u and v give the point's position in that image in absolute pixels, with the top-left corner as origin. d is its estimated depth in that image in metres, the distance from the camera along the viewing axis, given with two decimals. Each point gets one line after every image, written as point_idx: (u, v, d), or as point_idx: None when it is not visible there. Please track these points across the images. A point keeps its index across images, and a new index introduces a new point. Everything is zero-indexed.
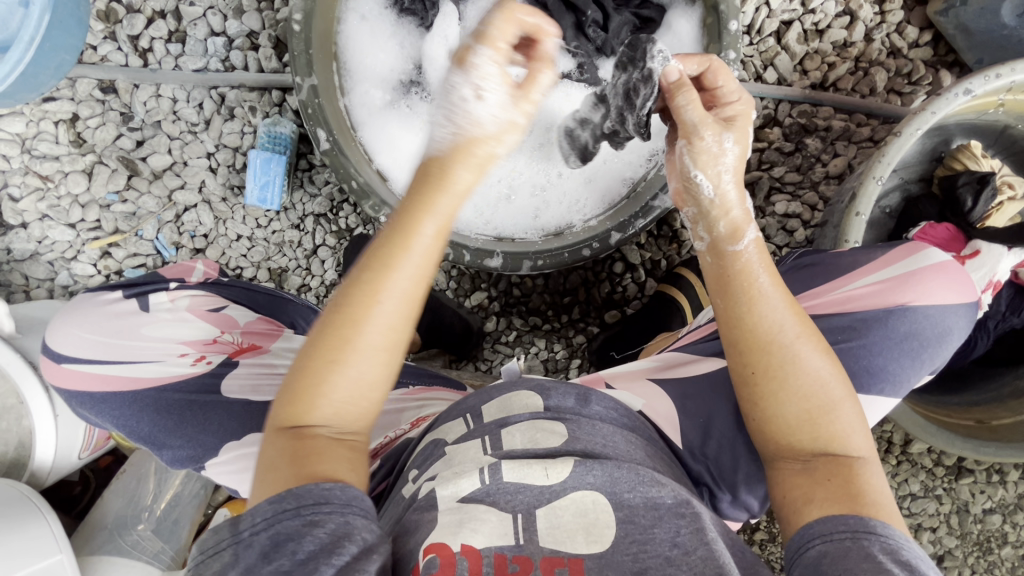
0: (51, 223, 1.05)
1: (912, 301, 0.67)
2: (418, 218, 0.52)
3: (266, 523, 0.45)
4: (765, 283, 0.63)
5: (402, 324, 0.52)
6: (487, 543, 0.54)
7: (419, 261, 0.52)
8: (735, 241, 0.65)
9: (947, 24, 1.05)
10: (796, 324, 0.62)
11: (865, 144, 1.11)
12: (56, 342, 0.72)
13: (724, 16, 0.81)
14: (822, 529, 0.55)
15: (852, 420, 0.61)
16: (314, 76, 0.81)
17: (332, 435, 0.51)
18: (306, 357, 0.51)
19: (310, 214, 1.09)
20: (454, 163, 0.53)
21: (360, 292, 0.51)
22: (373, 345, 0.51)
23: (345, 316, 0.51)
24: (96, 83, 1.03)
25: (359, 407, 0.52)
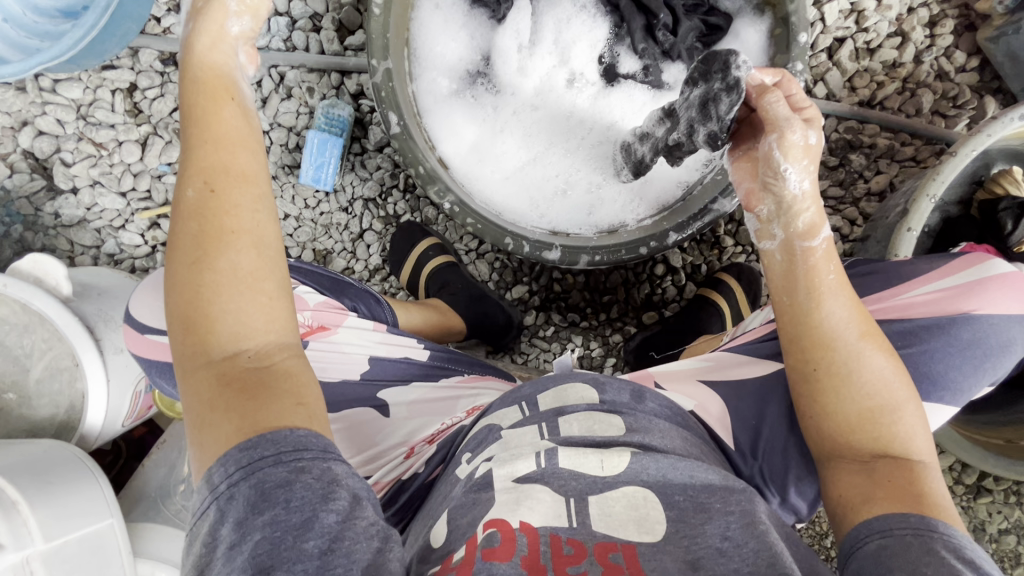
0: (102, 191, 1.05)
1: (976, 309, 0.68)
2: (207, 112, 0.57)
3: (243, 472, 0.44)
4: (832, 279, 0.65)
5: (253, 204, 0.53)
6: (543, 522, 0.54)
7: (239, 129, 0.57)
8: (808, 238, 0.66)
9: (996, 51, 1.07)
10: (858, 322, 0.64)
11: (908, 164, 1.12)
12: (139, 313, 0.70)
13: (794, 27, 0.81)
14: (882, 526, 0.55)
15: (913, 423, 0.62)
16: (388, 60, 0.81)
17: (252, 355, 0.50)
18: (182, 293, 0.50)
19: (360, 198, 1.09)
20: (209, 61, 0.60)
21: (198, 198, 0.52)
22: (237, 236, 0.51)
23: (197, 219, 0.52)
24: (158, 55, 1.04)
25: (265, 313, 0.51)
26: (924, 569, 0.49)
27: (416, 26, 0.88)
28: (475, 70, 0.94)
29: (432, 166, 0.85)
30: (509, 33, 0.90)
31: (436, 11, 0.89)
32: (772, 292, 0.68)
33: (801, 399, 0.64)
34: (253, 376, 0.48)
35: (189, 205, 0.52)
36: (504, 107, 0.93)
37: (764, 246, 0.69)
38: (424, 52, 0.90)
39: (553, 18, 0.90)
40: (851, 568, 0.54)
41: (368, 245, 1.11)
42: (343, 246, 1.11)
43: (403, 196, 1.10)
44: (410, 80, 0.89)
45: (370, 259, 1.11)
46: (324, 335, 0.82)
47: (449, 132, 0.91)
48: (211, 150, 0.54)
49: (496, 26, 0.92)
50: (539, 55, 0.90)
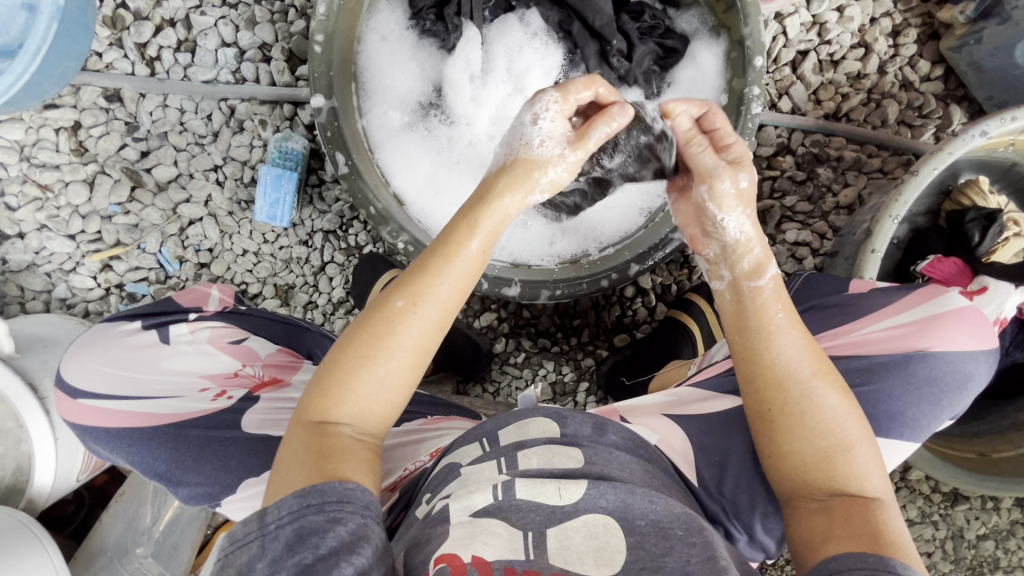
0: (49, 234, 1.02)
1: (933, 347, 0.69)
2: (464, 236, 0.58)
3: (291, 516, 0.47)
4: (781, 316, 0.63)
5: (433, 333, 0.56)
6: (497, 556, 0.52)
7: (466, 269, 0.58)
8: (755, 278, 0.64)
9: (960, 61, 1.06)
10: (812, 361, 0.62)
11: (876, 175, 1.11)
12: (71, 375, 0.67)
13: (749, 52, 0.79)
14: (838, 565, 0.53)
15: (868, 460, 0.60)
16: (334, 98, 0.79)
17: (355, 434, 0.55)
18: (341, 356, 0.55)
19: (319, 230, 1.06)
20: (501, 185, 0.60)
21: (402, 296, 0.55)
22: (405, 350, 0.55)
23: (386, 319, 0.55)
24: (101, 91, 1.00)
25: (381, 412, 0.56)
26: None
27: (363, 59, 0.86)
28: (427, 101, 0.91)
29: (385, 205, 0.82)
30: (459, 63, 0.86)
31: (383, 42, 0.87)
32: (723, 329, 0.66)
33: (760, 438, 0.63)
34: (349, 453, 0.53)
35: (392, 312, 0.55)
36: (460, 140, 0.90)
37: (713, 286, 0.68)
38: (374, 85, 0.87)
39: (505, 46, 0.87)
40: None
41: (331, 278, 1.07)
42: (305, 280, 1.07)
43: (364, 227, 1.07)
44: (359, 115, 0.85)
45: (333, 292, 1.07)
46: (275, 387, 0.69)
47: (402, 166, 0.88)
48: (432, 277, 0.56)
49: (447, 56, 0.89)
50: (492, 85, 0.87)
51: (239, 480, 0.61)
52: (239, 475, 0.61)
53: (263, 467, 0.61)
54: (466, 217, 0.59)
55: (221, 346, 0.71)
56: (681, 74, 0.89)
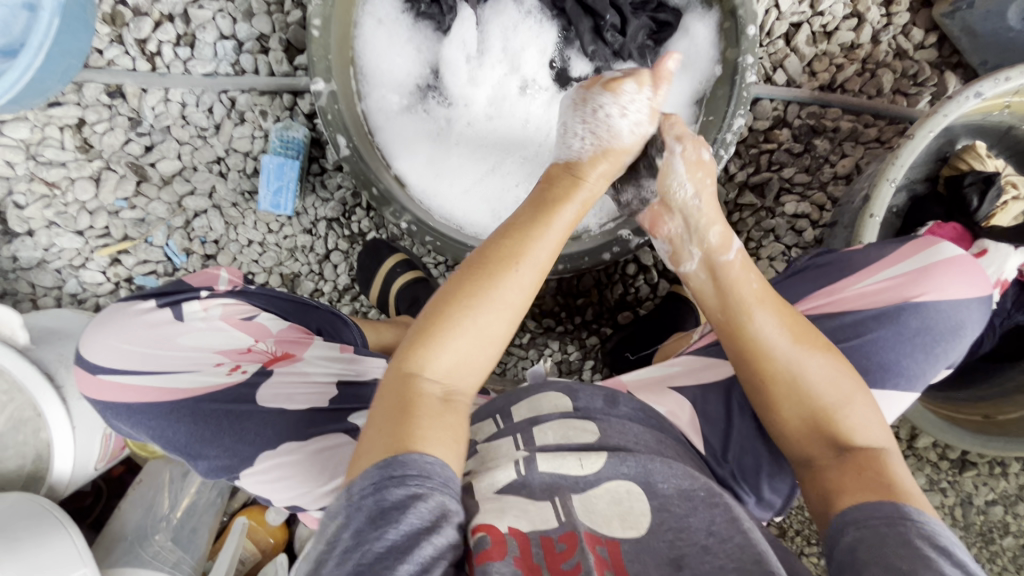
0: (58, 231, 1.03)
1: (925, 295, 0.71)
2: (561, 204, 0.61)
3: (373, 488, 0.46)
4: (756, 286, 0.65)
5: (529, 292, 0.57)
6: (531, 527, 0.50)
7: (561, 235, 0.60)
8: (725, 251, 0.67)
9: (953, 26, 1.06)
10: (790, 328, 0.63)
11: (873, 145, 1.12)
12: (91, 352, 0.67)
13: (741, 21, 0.80)
14: (856, 517, 0.53)
15: (865, 414, 0.61)
16: (334, 82, 0.80)
17: (442, 395, 0.53)
18: (443, 310, 0.55)
19: (322, 219, 1.07)
20: (586, 165, 0.65)
21: (507, 249, 0.57)
22: (506, 305, 0.56)
23: (487, 274, 0.56)
24: (103, 88, 1.01)
25: (470, 370, 0.55)
26: (900, 565, 0.47)
27: (360, 44, 0.87)
28: (425, 84, 0.92)
29: (388, 186, 0.83)
30: (456, 45, 0.88)
31: (380, 26, 0.88)
32: (708, 313, 0.67)
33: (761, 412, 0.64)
34: (432, 412, 0.51)
35: (491, 266, 0.56)
36: (458, 121, 0.92)
37: (685, 269, 0.70)
38: (372, 69, 0.88)
39: (500, 26, 0.89)
40: (832, 564, 0.52)
41: (336, 265, 1.09)
42: (311, 268, 1.09)
43: (367, 213, 1.08)
44: (358, 99, 0.87)
45: (338, 279, 1.09)
46: (288, 363, 0.69)
47: (403, 147, 0.89)
48: (531, 238, 0.58)
49: (442, 38, 0.90)
50: (488, 66, 0.89)
51: (257, 452, 0.63)
52: (257, 447, 0.63)
53: (284, 438, 0.63)
54: (560, 195, 0.62)
55: (233, 322, 0.70)
56: (675, 47, 0.89)
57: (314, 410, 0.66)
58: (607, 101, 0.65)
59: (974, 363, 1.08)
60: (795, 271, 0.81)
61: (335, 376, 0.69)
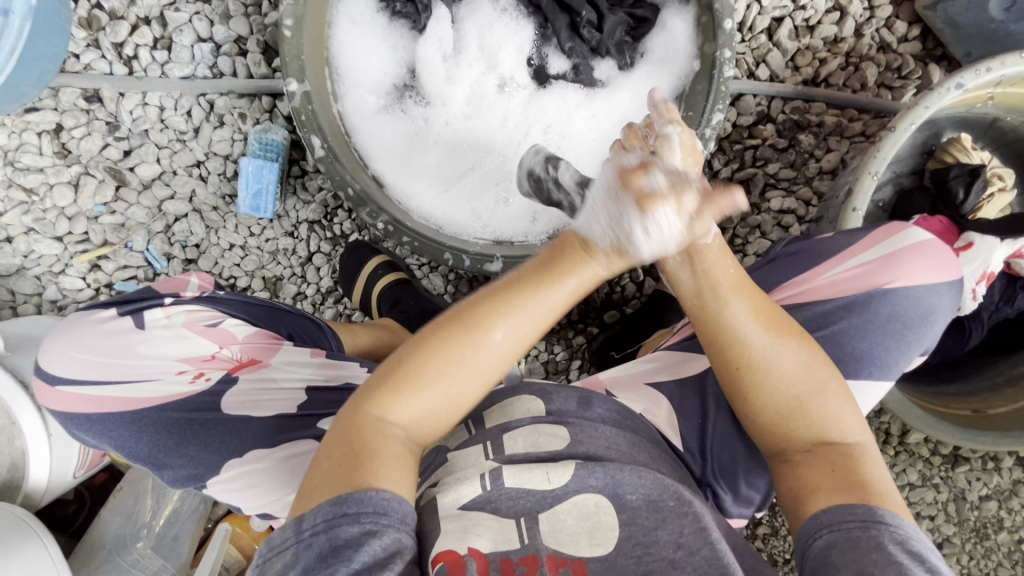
0: (37, 237, 1.03)
1: (894, 282, 0.70)
2: (565, 270, 0.55)
3: (325, 525, 0.46)
4: (733, 275, 0.59)
5: (509, 358, 0.55)
6: (493, 547, 0.49)
7: (556, 305, 0.55)
8: (702, 234, 0.58)
9: (935, 18, 1.05)
10: (766, 319, 0.59)
11: (858, 139, 1.11)
12: (49, 363, 0.66)
13: (718, 15, 0.79)
14: (828, 519, 0.52)
15: (839, 406, 0.59)
16: (307, 82, 0.79)
17: (404, 439, 0.53)
18: (421, 359, 0.53)
19: (303, 221, 1.07)
20: (603, 254, 0.56)
21: (495, 314, 0.54)
22: (479, 371, 0.54)
23: (468, 335, 0.53)
24: (80, 92, 1.01)
25: (435, 415, 0.54)
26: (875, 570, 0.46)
27: (335, 43, 0.86)
28: (402, 83, 0.91)
29: (364, 187, 0.82)
30: (431, 43, 0.88)
31: (355, 26, 0.87)
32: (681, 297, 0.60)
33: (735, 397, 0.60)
34: (384, 453, 0.51)
35: (469, 328, 0.53)
36: (435, 120, 0.91)
37: (664, 260, 0.60)
38: (347, 69, 0.87)
39: (475, 24, 0.88)
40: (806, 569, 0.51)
41: (318, 268, 1.08)
42: (293, 271, 1.08)
43: (348, 215, 1.07)
44: (334, 99, 0.86)
45: (321, 282, 1.09)
46: (254, 368, 0.69)
47: (380, 146, 0.88)
48: (523, 303, 0.54)
49: (418, 37, 0.90)
50: (464, 64, 0.89)
51: (222, 461, 0.63)
52: (222, 456, 0.63)
53: (251, 446, 0.63)
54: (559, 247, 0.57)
55: (197, 329, 0.68)
56: (653, 42, 0.89)
57: (282, 417, 0.65)
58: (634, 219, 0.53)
59: (965, 358, 1.07)
60: (766, 260, 0.81)
61: (305, 382, 0.69)
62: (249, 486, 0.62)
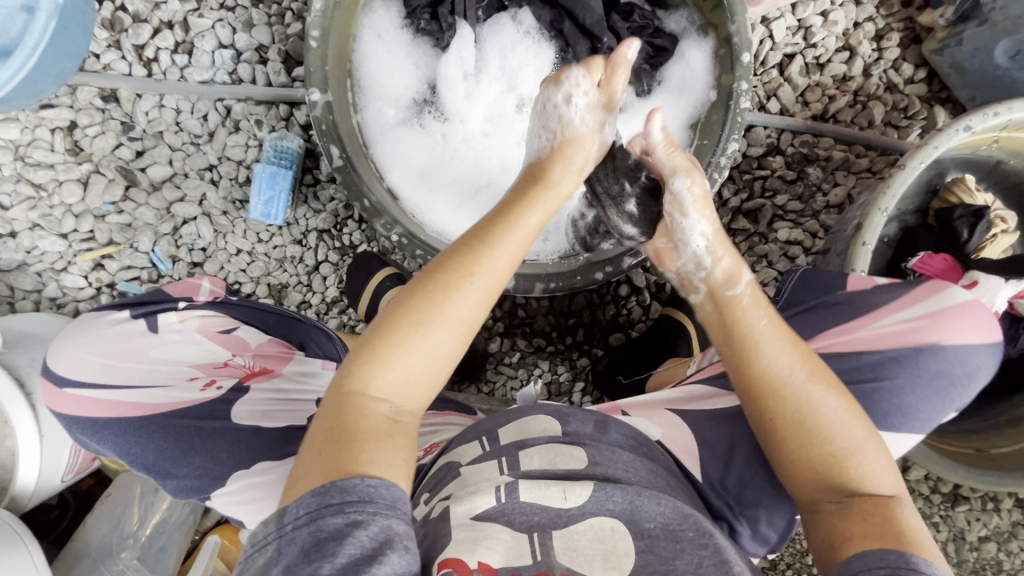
0: (41, 233, 1.02)
1: (943, 340, 0.70)
2: (524, 211, 0.61)
3: (309, 517, 0.45)
4: (763, 324, 0.65)
5: (484, 304, 0.57)
6: (504, 564, 0.48)
7: (519, 245, 0.60)
8: (730, 287, 0.69)
9: (942, 62, 1.08)
10: (803, 365, 0.62)
11: (864, 175, 1.12)
12: (59, 365, 0.65)
13: (738, 48, 0.80)
14: (868, 564, 0.51)
15: (878, 461, 0.59)
16: (329, 93, 0.79)
17: (389, 412, 0.53)
18: (398, 319, 0.54)
19: (313, 230, 1.06)
20: (553, 162, 0.68)
21: (462, 261, 0.56)
22: (454, 320, 0.55)
23: (442, 285, 0.55)
24: (97, 92, 1.01)
25: (417, 380, 0.54)
26: None
27: (359, 56, 0.87)
28: (422, 98, 0.92)
29: (379, 199, 0.82)
30: (453, 61, 0.89)
31: (379, 41, 0.88)
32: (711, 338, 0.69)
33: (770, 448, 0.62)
34: (368, 427, 0.51)
35: (445, 278, 0.55)
36: (453, 136, 0.92)
37: (693, 299, 0.74)
38: (369, 82, 0.88)
39: (498, 45, 0.90)
40: None
41: (324, 277, 1.07)
42: (299, 279, 1.08)
43: (358, 226, 1.07)
44: (354, 112, 0.86)
45: (326, 292, 1.08)
46: (266, 378, 0.68)
47: (397, 160, 0.89)
48: (488, 250, 0.58)
49: (441, 54, 0.91)
50: (485, 83, 0.90)
51: (228, 472, 0.60)
52: (228, 467, 0.60)
53: (258, 458, 0.61)
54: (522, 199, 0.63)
55: (210, 335, 0.69)
56: (672, 71, 0.91)
57: (289, 428, 0.64)
58: (554, 95, 0.70)
59: None
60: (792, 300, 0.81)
61: (314, 394, 0.67)
62: (251, 501, 0.59)
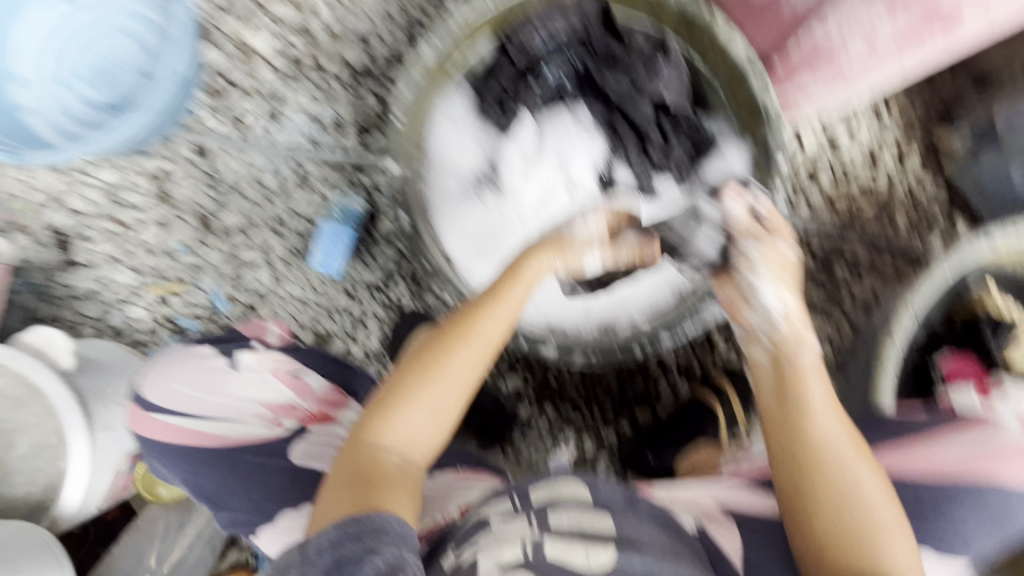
0: (119, 267, 1.11)
1: (1006, 476, 0.69)
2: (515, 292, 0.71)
3: (331, 546, 0.50)
4: (821, 394, 0.68)
5: (479, 372, 0.66)
6: None
7: (510, 322, 0.69)
8: (795, 348, 0.74)
9: (963, 179, 1.16)
10: (851, 435, 0.65)
11: (891, 278, 1.20)
12: (146, 390, 0.68)
13: (776, 150, 0.84)
14: None
15: (906, 554, 0.59)
16: (406, 167, 0.90)
17: (399, 460, 0.61)
18: (410, 379, 0.64)
19: (363, 284, 1.13)
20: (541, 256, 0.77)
21: (466, 331, 0.67)
22: (454, 382, 0.64)
23: (449, 352, 0.65)
24: (192, 146, 1.11)
25: (425, 434, 0.63)
26: None
27: (431, 134, 0.95)
28: (481, 175, 1.02)
29: (438, 262, 0.92)
30: (515, 146, 1.00)
31: (451, 123, 0.97)
32: (762, 399, 0.72)
33: (789, 512, 0.63)
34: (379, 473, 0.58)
35: (449, 346, 0.65)
36: (507, 210, 1.02)
37: (752, 352, 0.77)
38: (437, 158, 0.98)
39: (556, 135, 1.00)
40: None
41: (368, 329, 1.14)
42: (344, 329, 1.14)
43: (406, 284, 1.13)
44: (422, 182, 0.94)
45: (369, 344, 1.14)
46: (323, 423, 0.69)
47: (454, 228, 0.98)
48: (483, 321, 0.67)
49: (502, 137, 1.00)
50: (540, 167, 1.01)
51: (276, 510, 0.63)
52: (277, 504, 0.63)
53: (306, 499, 0.63)
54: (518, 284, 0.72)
55: (282, 377, 0.71)
56: (711, 165, 0.96)
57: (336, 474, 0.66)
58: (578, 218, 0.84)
59: None
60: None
61: None
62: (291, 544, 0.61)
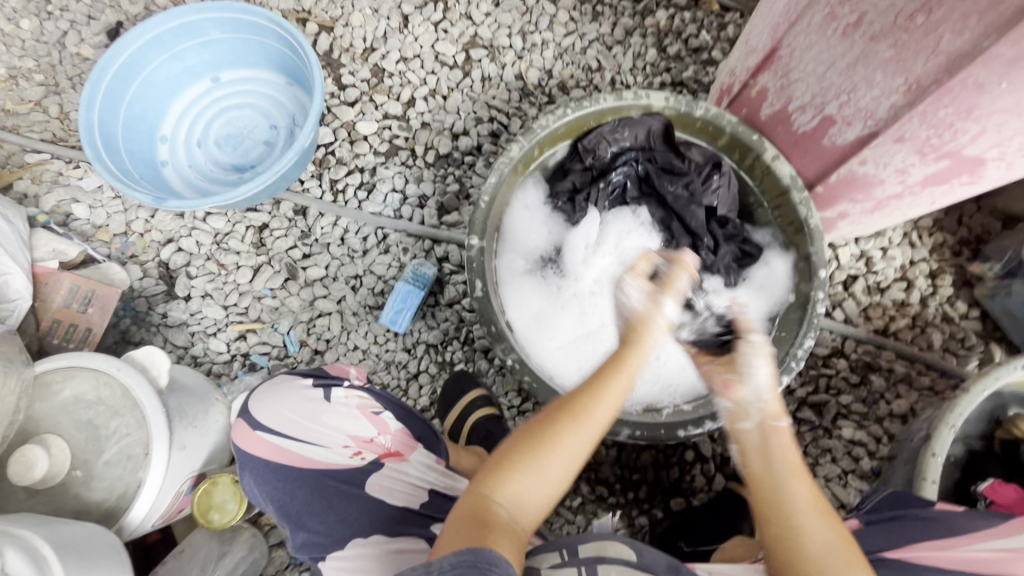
0: (209, 302, 1.23)
1: None
2: (620, 372, 0.71)
3: (449, 568, 0.52)
4: (790, 463, 0.68)
5: (590, 444, 0.68)
6: None
7: (618, 399, 0.70)
8: (774, 420, 0.72)
9: (994, 307, 1.23)
10: (820, 508, 0.65)
11: (926, 392, 1.22)
12: (256, 410, 0.77)
13: (815, 264, 0.97)
14: None
15: None
16: (484, 241, 1.00)
17: (509, 515, 0.62)
18: (524, 440, 0.66)
19: (423, 342, 1.22)
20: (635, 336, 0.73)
21: (586, 400, 0.68)
22: (568, 454, 0.66)
23: (565, 422, 0.67)
24: (293, 206, 1.28)
25: (534, 494, 0.64)
26: None
27: (507, 217, 1.09)
28: (546, 257, 1.14)
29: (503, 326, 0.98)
30: (580, 235, 1.11)
31: (525, 209, 1.11)
32: (746, 470, 0.70)
33: None
34: (490, 520, 0.60)
35: (564, 414, 0.67)
36: (566, 288, 1.11)
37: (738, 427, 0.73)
38: (509, 238, 1.10)
39: (618, 227, 1.11)
40: None
41: (420, 386, 1.21)
42: (398, 382, 1.21)
43: (461, 346, 1.22)
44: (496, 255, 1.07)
45: (419, 400, 1.20)
46: (397, 460, 0.76)
47: (518, 300, 1.07)
48: (597, 397, 0.69)
49: (570, 227, 1.14)
50: (601, 254, 1.10)
51: (349, 536, 0.69)
52: (351, 531, 0.69)
53: (374, 530, 0.69)
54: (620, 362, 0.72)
55: (365, 413, 0.78)
56: (755, 273, 1.09)
57: (398, 510, 0.72)
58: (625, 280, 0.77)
59: None
60: (886, 516, 0.83)
61: (429, 485, 0.76)
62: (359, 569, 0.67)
